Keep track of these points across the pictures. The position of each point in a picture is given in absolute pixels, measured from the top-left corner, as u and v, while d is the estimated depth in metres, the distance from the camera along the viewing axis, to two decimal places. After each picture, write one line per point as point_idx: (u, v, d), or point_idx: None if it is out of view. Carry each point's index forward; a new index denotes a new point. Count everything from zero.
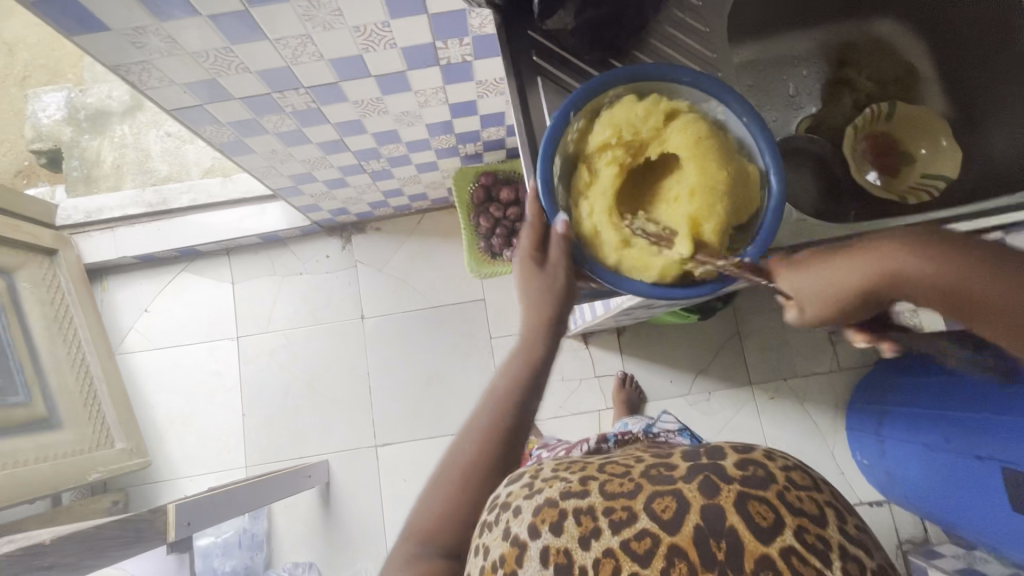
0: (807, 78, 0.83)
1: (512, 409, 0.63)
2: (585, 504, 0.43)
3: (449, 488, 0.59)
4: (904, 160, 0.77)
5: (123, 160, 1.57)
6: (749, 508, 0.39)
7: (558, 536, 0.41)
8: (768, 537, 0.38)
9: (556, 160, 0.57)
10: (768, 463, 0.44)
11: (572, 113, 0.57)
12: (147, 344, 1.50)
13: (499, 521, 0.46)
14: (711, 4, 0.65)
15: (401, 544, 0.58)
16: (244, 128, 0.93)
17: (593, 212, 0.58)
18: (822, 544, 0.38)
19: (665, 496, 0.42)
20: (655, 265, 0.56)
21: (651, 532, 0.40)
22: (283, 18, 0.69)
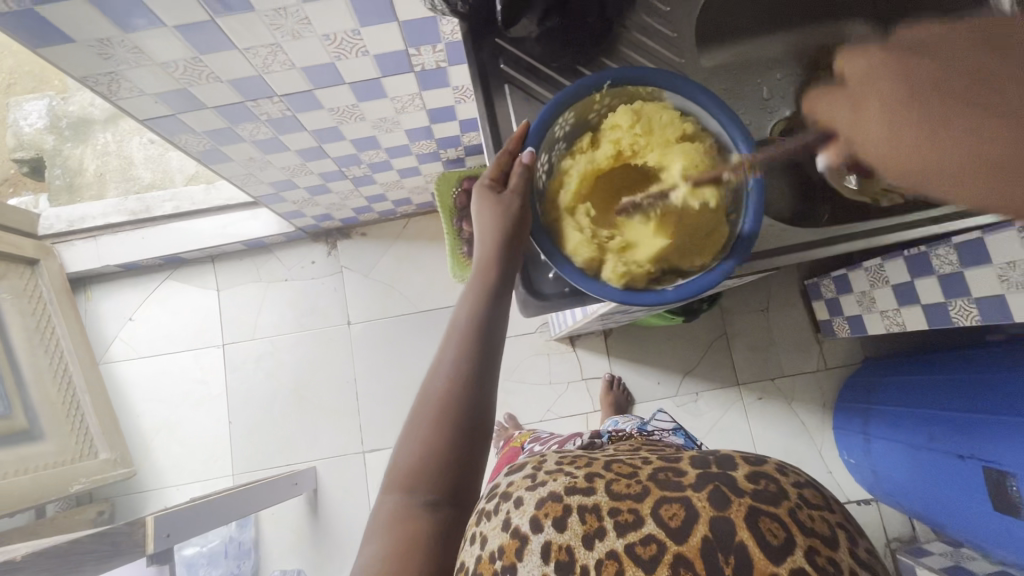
0: (782, 80, 0.80)
1: (476, 343, 0.59)
2: (590, 502, 0.41)
3: (424, 434, 0.55)
4: None
5: (106, 167, 1.56)
6: (761, 525, 0.38)
7: (562, 532, 0.40)
8: (779, 556, 0.36)
9: (565, 114, 0.58)
10: (780, 477, 0.42)
11: (608, 86, 0.57)
12: (132, 353, 1.50)
13: (499, 510, 0.45)
14: (680, 9, 0.65)
15: (382, 499, 0.55)
16: (220, 136, 0.92)
17: (571, 169, 0.58)
18: (833, 567, 0.36)
19: (673, 503, 0.40)
20: (573, 239, 0.56)
21: (657, 538, 0.38)
22: (252, 29, 0.69)
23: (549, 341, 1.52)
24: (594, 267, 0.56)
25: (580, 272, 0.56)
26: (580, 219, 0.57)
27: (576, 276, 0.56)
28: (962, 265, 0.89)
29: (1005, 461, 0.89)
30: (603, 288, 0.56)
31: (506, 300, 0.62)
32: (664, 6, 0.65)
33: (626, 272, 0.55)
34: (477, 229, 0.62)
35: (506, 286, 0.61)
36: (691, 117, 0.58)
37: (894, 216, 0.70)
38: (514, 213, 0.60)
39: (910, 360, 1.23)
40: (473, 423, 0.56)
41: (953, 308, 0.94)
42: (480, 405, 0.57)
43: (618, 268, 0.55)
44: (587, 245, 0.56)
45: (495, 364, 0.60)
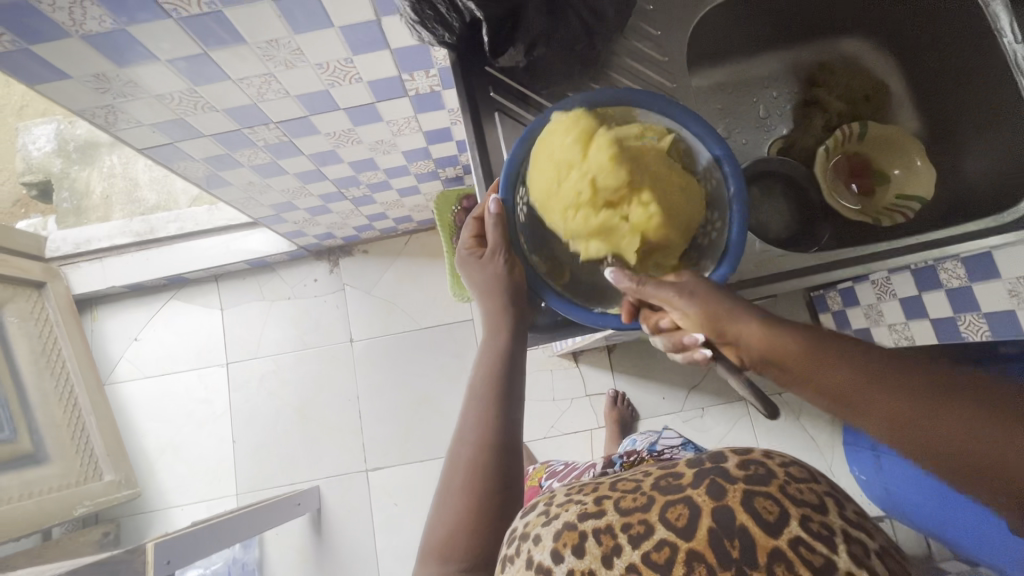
0: (778, 99, 0.81)
1: (498, 398, 0.59)
2: (603, 523, 0.38)
3: (452, 498, 0.55)
4: (879, 179, 0.75)
5: (112, 190, 1.58)
6: (756, 504, 0.35)
7: (581, 561, 0.36)
8: (777, 531, 0.34)
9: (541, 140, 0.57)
10: (768, 459, 0.39)
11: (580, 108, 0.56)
12: (137, 373, 1.51)
13: (521, 551, 0.41)
14: (673, 33, 0.65)
15: (420, 567, 0.52)
16: (219, 162, 0.93)
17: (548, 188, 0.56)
18: (829, 532, 0.34)
19: (676, 503, 0.37)
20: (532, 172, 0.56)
21: (669, 542, 0.35)
22: (245, 60, 0.69)
23: (551, 357, 1.51)
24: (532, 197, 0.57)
25: (565, 299, 0.58)
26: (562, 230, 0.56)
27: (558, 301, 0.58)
28: (970, 279, 0.87)
29: None
30: (597, 315, 0.58)
31: (521, 357, 0.62)
32: (655, 31, 0.65)
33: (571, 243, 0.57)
34: (476, 293, 0.64)
35: (520, 343, 0.63)
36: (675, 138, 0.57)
37: (900, 241, 0.66)
38: (504, 280, 0.61)
39: None
40: (506, 476, 0.55)
41: (962, 323, 0.91)
42: (511, 459, 0.57)
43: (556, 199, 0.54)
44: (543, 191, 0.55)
45: (518, 420, 0.60)
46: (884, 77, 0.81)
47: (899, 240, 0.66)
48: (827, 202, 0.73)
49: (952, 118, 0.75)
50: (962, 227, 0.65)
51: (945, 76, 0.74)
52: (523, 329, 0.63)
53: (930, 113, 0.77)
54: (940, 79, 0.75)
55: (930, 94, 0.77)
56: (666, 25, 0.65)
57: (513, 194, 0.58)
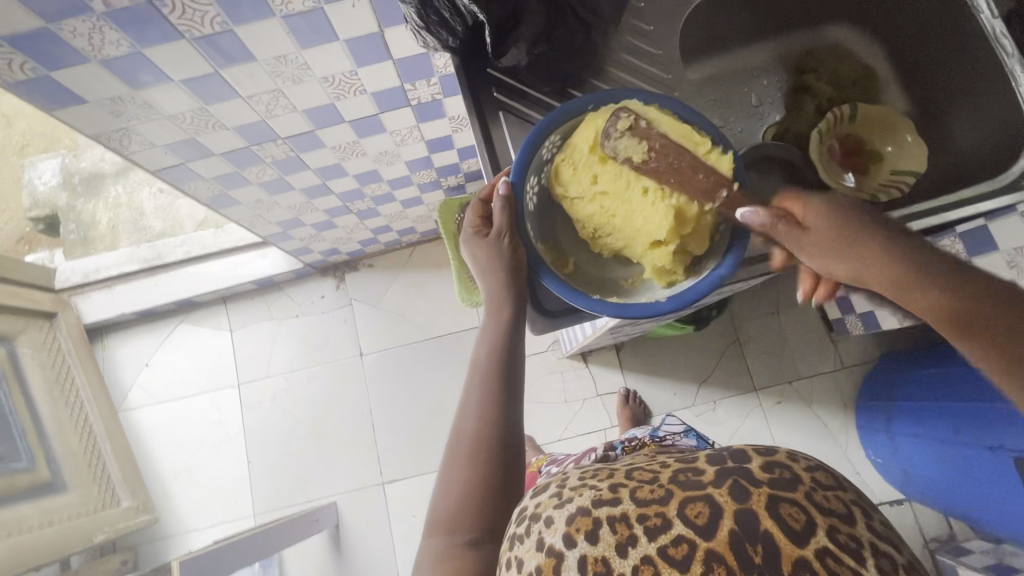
0: (768, 87, 0.83)
1: (499, 376, 0.61)
2: (619, 511, 0.39)
3: (456, 473, 0.57)
4: (872, 158, 0.77)
5: (118, 219, 1.60)
6: (782, 511, 0.36)
7: (596, 545, 0.38)
8: (803, 540, 0.35)
9: (554, 134, 0.58)
10: (794, 463, 0.40)
11: (592, 109, 0.58)
12: (149, 399, 1.51)
13: (531, 531, 0.42)
14: (664, 29, 0.69)
15: (427, 538, 0.55)
16: (228, 180, 0.95)
17: (571, 176, 0.58)
18: (855, 545, 0.35)
19: (697, 501, 0.38)
20: (580, 139, 0.57)
21: (686, 538, 0.36)
22: (255, 77, 0.72)
23: (561, 358, 1.51)
24: (647, 125, 0.53)
25: (562, 282, 0.56)
26: (584, 211, 0.59)
27: (554, 282, 0.56)
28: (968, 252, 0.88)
29: None
30: (594, 302, 0.55)
31: (521, 338, 0.63)
32: (648, 27, 0.68)
33: (595, 226, 0.59)
34: (477, 272, 0.63)
35: (521, 322, 0.63)
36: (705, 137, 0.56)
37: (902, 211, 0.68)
38: (507, 259, 0.61)
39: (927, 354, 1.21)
40: (507, 451, 0.57)
41: None
42: (512, 435, 0.59)
43: (683, 129, 0.55)
44: (575, 168, 0.58)
45: (519, 397, 0.62)
46: (871, 59, 0.83)
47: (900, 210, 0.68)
48: (826, 183, 0.74)
49: (939, 91, 0.77)
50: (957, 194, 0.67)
51: (929, 52, 0.77)
52: (524, 309, 0.63)
53: (917, 90, 0.80)
54: (924, 55, 0.78)
55: (916, 71, 0.79)
56: (658, 21, 0.69)
57: (523, 179, 0.57)
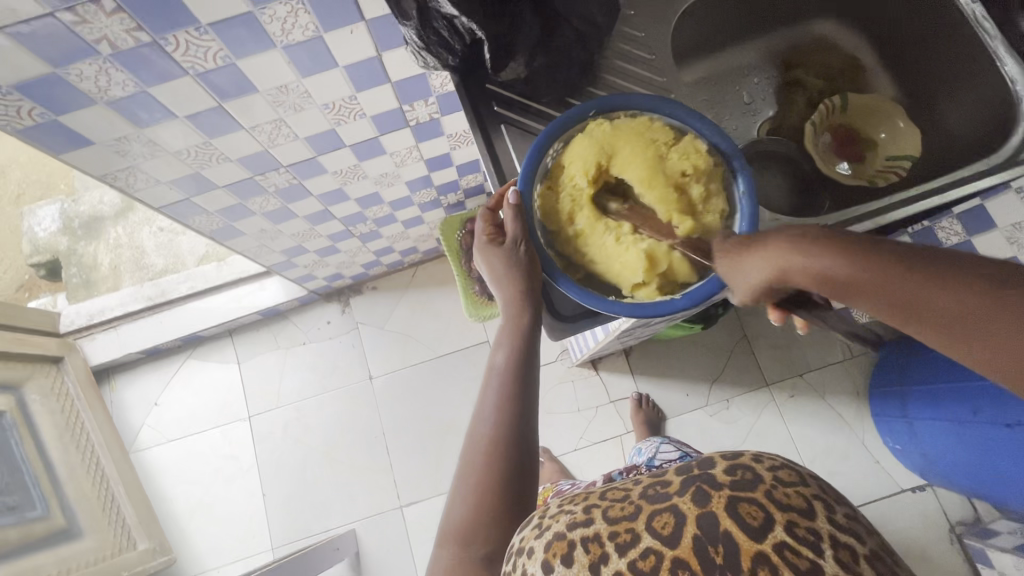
0: (759, 85, 0.84)
1: (518, 383, 0.61)
2: (592, 531, 0.47)
3: (470, 479, 0.57)
4: (867, 145, 0.78)
5: (119, 260, 1.61)
6: (740, 510, 0.44)
7: (572, 565, 0.46)
8: (761, 536, 0.43)
9: (552, 150, 0.56)
10: (755, 466, 0.49)
11: (594, 114, 0.56)
12: (159, 438, 1.49)
13: (513, 565, 0.50)
14: (654, 34, 0.71)
15: (440, 550, 0.55)
16: (232, 213, 0.96)
17: (559, 204, 0.56)
18: (813, 536, 0.43)
19: (663, 513, 0.47)
20: (578, 155, 0.55)
21: (655, 549, 0.45)
22: (256, 107, 0.73)
23: (571, 368, 1.51)
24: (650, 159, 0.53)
25: (575, 284, 0.55)
26: (565, 241, 0.57)
27: (567, 282, 0.54)
28: (968, 234, 0.89)
29: None
30: (613, 303, 0.53)
31: (536, 344, 0.63)
32: (638, 33, 0.70)
33: (571, 262, 0.57)
34: (490, 279, 0.63)
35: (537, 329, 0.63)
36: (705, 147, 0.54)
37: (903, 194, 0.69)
38: (524, 266, 0.60)
39: None
40: (523, 463, 0.58)
41: None
42: (527, 446, 0.59)
43: (682, 148, 0.54)
44: (564, 194, 0.56)
45: (534, 404, 0.62)
46: (856, 50, 0.85)
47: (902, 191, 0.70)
48: (823, 172, 0.76)
49: (925, 77, 0.79)
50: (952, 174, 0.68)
51: (911, 39, 0.79)
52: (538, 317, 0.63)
53: (903, 76, 0.82)
54: (907, 43, 0.80)
55: (900, 59, 0.81)
56: (648, 26, 0.71)
57: (530, 188, 0.56)
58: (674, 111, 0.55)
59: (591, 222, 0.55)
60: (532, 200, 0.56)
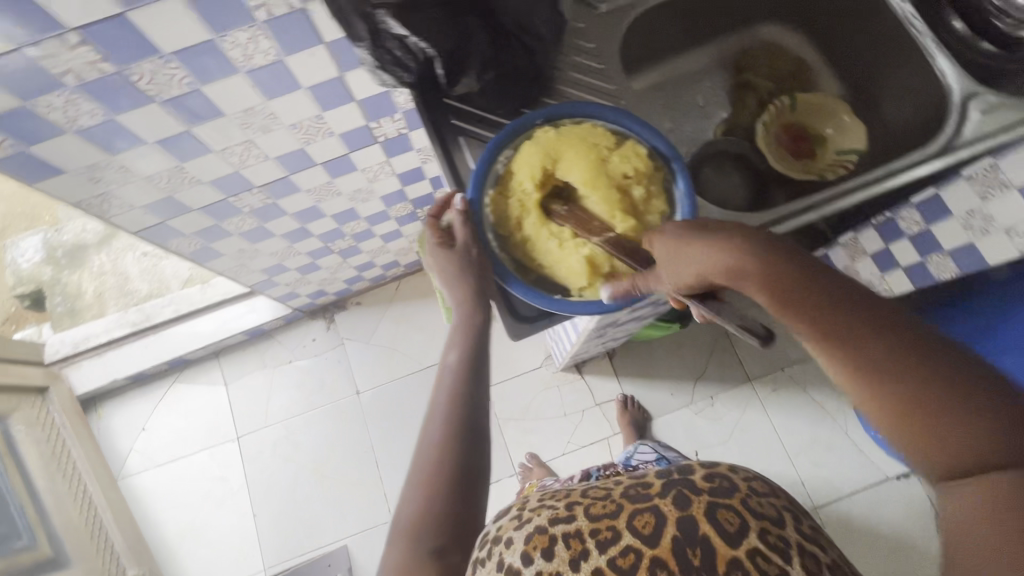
0: (714, 89, 0.88)
1: (469, 384, 0.63)
2: (572, 528, 0.51)
3: (421, 480, 0.58)
4: (817, 142, 0.82)
5: (104, 287, 1.61)
6: (718, 515, 0.50)
7: (554, 559, 0.49)
8: (736, 540, 0.48)
9: (502, 158, 0.58)
10: (730, 477, 0.56)
11: (541, 122, 0.58)
12: (147, 463, 1.48)
13: (492, 554, 0.52)
14: (604, 44, 0.74)
15: (390, 546, 0.56)
16: (209, 234, 0.98)
17: (509, 209, 0.58)
18: (781, 542, 0.49)
19: (644, 513, 0.51)
20: (525, 161, 0.57)
21: (636, 546, 0.49)
22: (224, 131, 0.75)
23: (555, 373, 1.53)
24: (593, 165, 0.56)
25: (527, 286, 0.57)
26: (514, 243, 0.59)
27: (516, 284, 0.57)
28: None
29: None
30: (561, 302, 0.56)
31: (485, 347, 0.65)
32: (588, 44, 0.73)
33: (522, 265, 0.59)
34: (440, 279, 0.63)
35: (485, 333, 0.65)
36: (645, 150, 0.57)
37: (844, 185, 0.72)
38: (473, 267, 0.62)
39: None
40: (473, 463, 0.59)
41: None
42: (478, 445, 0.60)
43: (624, 153, 0.57)
44: (513, 199, 0.58)
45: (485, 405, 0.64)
46: (801, 52, 0.89)
47: (852, 181, 0.73)
48: (779, 170, 0.79)
49: (867, 73, 0.83)
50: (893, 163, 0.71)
51: (850, 40, 0.83)
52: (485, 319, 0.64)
53: (846, 75, 0.86)
54: (847, 44, 0.84)
55: (842, 59, 0.86)
56: (598, 37, 0.74)
57: (481, 195, 0.58)
58: (617, 117, 0.58)
59: (538, 225, 0.57)
60: (483, 205, 0.58)
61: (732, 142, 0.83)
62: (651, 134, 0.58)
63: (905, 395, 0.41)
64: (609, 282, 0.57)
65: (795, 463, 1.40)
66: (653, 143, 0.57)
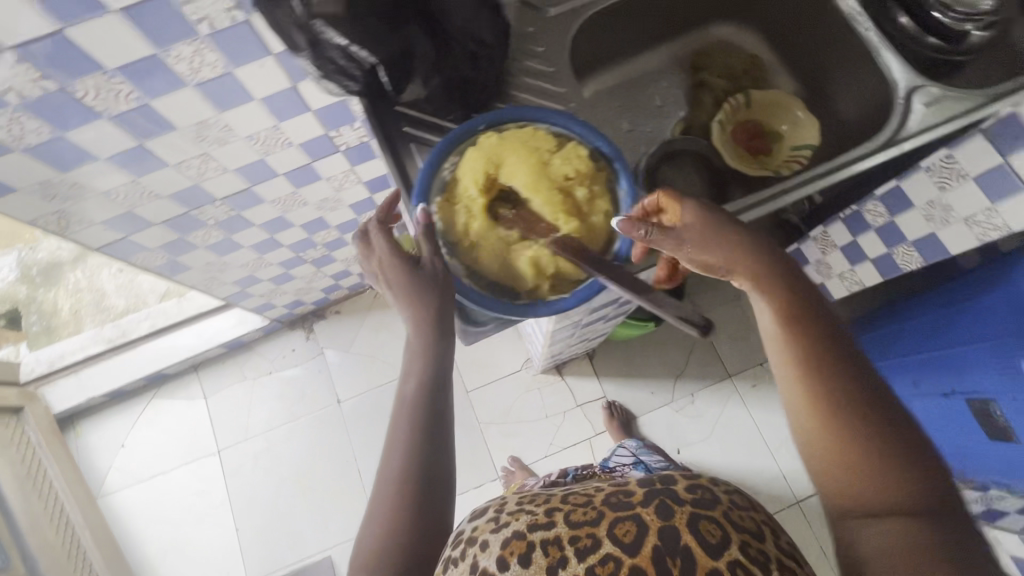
0: (669, 88, 0.88)
1: (427, 412, 0.61)
2: (552, 534, 0.49)
3: (383, 511, 0.58)
4: (772, 138, 0.83)
5: (80, 304, 1.60)
6: (700, 526, 0.47)
7: (532, 565, 0.47)
8: (716, 552, 0.46)
9: (448, 163, 0.58)
10: (714, 487, 0.53)
11: (485, 127, 0.59)
12: (127, 480, 1.47)
13: (465, 556, 0.51)
14: (554, 49, 0.74)
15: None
16: (175, 248, 0.98)
17: (457, 213, 0.58)
18: (762, 556, 0.47)
19: (626, 522, 0.48)
20: (470, 166, 0.57)
21: (615, 555, 0.47)
22: (178, 145, 0.75)
23: (536, 375, 1.53)
24: (535, 168, 0.57)
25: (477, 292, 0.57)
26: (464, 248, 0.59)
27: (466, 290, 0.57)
28: (891, 214, 0.97)
29: (985, 388, 0.90)
30: (509, 306, 0.56)
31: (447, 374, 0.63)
32: (538, 48, 0.74)
33: (472, 269, 0.58)
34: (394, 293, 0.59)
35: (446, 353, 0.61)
36: (587, 151, 0.58)
37: (810, 174, 0.72)
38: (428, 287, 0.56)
39: (876, 313, 1.23)
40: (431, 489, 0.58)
41: (897, 255, 1.00)
42: (437, 472, 0.60)
43: (566, 154, 0.58)
44: (460, 204, 0.58)
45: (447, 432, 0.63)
46: (755, 50, 0.90)
47: (815, 170, 0.73)
48: (734, 168, 0.81)
49: (819, 69, 0.84)
50: (861, 148, 0.71)
51: (800, 37, 0.85)
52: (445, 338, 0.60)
53: (801, 72, 0.87)
54: (799, 41, 0.85)
55: (795, 56, 0.87)
56: (548, 41, 0.74)
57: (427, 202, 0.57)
58: (559, 119, 0.59)
59: (486, 230, 0.58)
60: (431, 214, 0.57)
61: (690, 142, 0.81)
62: (592, 135, 0.58)
63: (850, 431, 0.49)
64: (558, 282, 0.57)
65: (777, 458, 1.41)
66: (594, 143, 0.58)
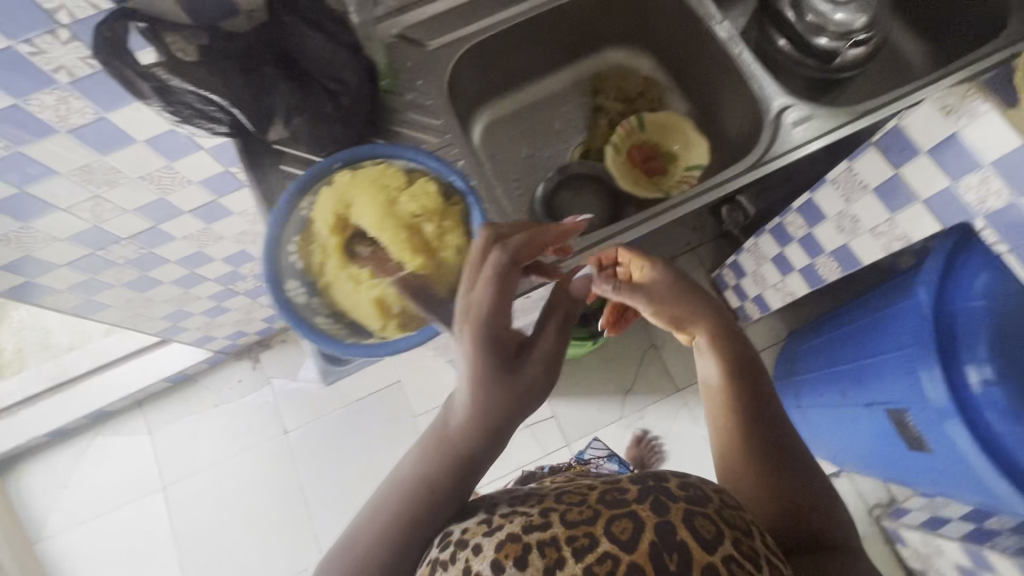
0: (569, 112, 0.92)
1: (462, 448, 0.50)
2: (549, 535, 0.43)
3: (389, 506, 0.49)
4: (667, 159, 0.84)
5: (23, 343, 1.58)
6: (696, 523, 0.42)
7: (526, 570, 0.41)
8: (712, 548, 0.40)
9: (302, 203, 0.61)
10: (706, 485, 0.46)
11: (340, 165, 0.62)
12: (69, 522, 1.44)
13: (457, 559, 0.44)
14: (432, 82, 0.75)
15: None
16: (87, 288, 0.97)
17: (312, 252, 0.61)
18: (753, 554, 0.41)
19: (621, 518, 0.42)
20: (323, 206, 0.60)
21: (612, 554, 0.41)
22: (65, 190, 0.75)
23: None
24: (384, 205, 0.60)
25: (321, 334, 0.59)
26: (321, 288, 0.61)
27: (308, 334, 0.59)
28: (809, 225, 0.96)
29: (893, 400, 0.89)
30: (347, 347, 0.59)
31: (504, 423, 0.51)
32: (418, 82, 0.75)
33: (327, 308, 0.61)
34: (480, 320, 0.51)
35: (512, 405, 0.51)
36: (436, 187, 0.62)
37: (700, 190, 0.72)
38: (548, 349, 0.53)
39: (813, 324, 1.23)
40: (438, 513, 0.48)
41: (819, 265, 1.00)
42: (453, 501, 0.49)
43: (414, 191, 0.61)
44: (315, 243, 0.61)
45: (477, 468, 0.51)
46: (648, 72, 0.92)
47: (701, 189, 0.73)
48: (627, 191, 0.81)
49: (707, 87, 0.86)
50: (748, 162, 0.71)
51: (692, 54, 0.85)
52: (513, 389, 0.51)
53: (693, 91, 0.89)
54: (685, 62, 0.87)
55: (686, 75, 0.88)
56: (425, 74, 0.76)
57: (282, 241, 0.60)
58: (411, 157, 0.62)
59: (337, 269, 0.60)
60: (287, 254, 0.60)
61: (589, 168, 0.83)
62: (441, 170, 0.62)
63: (780, 486, 0.51)
64: (400, 320, 0.60)
65: None
66: (444, 179, 0.62)
